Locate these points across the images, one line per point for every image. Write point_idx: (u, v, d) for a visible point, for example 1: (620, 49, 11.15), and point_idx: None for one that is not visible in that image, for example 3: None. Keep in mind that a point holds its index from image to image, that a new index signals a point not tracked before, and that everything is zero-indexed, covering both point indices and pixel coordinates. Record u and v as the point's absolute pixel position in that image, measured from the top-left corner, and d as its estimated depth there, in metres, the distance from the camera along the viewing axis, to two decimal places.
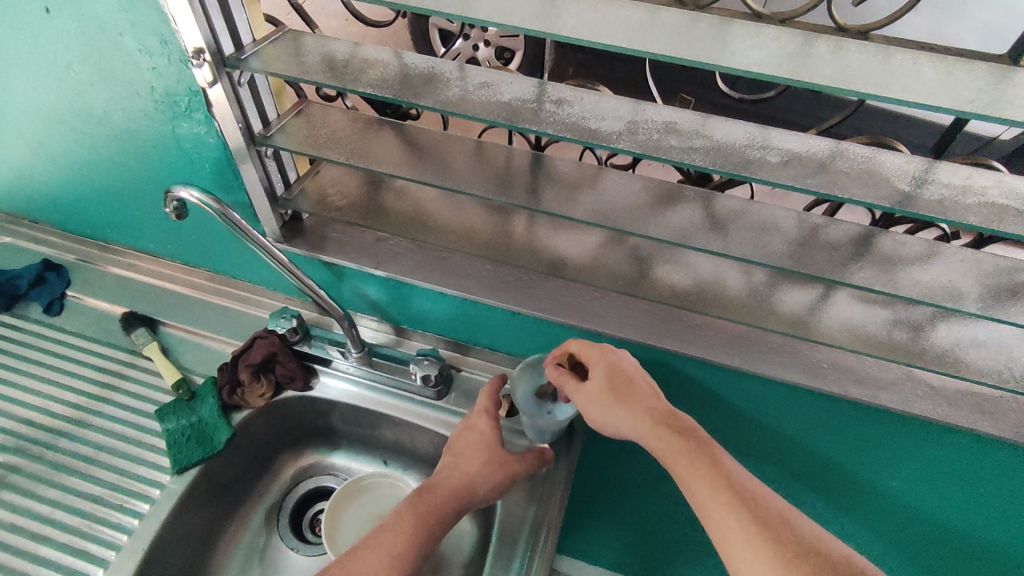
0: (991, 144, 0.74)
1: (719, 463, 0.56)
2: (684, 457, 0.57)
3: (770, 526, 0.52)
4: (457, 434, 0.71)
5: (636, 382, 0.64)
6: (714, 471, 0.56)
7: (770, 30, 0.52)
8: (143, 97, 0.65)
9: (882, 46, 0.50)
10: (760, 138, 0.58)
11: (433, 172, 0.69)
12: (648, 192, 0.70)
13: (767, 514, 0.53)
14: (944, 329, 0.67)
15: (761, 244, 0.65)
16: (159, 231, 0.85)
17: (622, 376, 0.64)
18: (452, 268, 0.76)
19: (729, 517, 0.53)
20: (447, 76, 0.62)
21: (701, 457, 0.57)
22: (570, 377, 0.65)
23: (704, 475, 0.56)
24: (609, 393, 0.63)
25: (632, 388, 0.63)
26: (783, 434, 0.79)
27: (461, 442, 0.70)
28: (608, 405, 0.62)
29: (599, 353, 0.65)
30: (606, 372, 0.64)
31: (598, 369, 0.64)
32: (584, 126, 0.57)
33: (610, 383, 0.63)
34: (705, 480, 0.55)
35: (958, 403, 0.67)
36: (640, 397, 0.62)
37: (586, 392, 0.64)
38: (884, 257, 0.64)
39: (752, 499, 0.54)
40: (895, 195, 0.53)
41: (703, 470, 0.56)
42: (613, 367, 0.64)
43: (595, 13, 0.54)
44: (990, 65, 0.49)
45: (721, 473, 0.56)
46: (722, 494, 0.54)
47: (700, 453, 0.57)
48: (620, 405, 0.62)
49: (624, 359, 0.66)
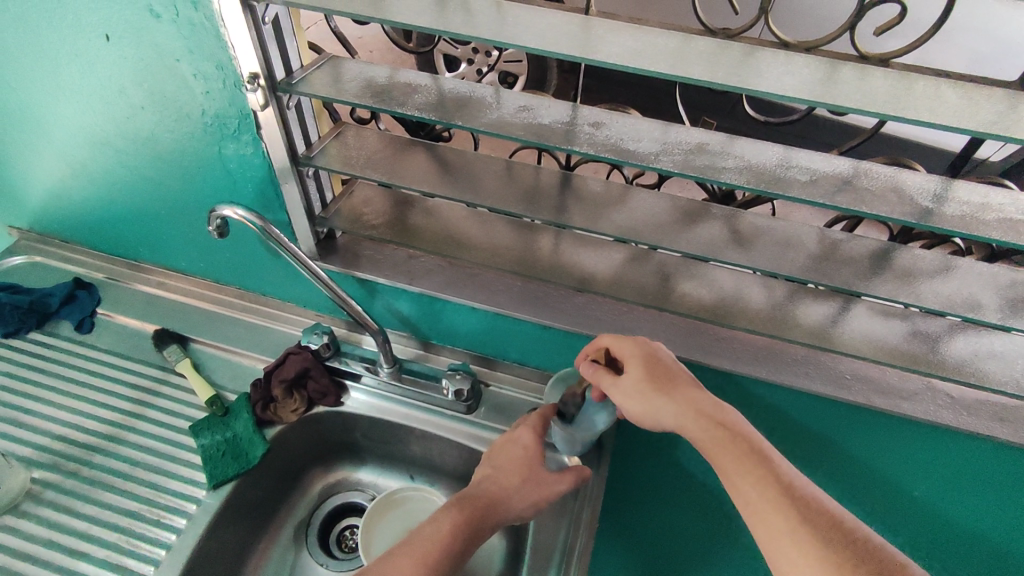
0: (983, 164, 0.79)
1: (767, 461, 0.58)
2: (730, 454, 0.59)
3: (819, 525, 0.53)
4: (501, 447, 0.73)
5: (673, 373, 0.66)
6: (761, 468, 0.57)
7: (799, 58, 0.55)
8: (193, 119, 0.69)
9: (903, 73, 0.53)
10: (786, 159, 0.61)
11: (468, 191, 0.71)
12: (674, 210, 0.73)
13: (813, 514, 0.54)
14: (963, 340, 0.70)
15: (785, 259, 0.68)
16: (193, 248, 0.88)
17: (659, 372, 0.66)
18: (483, 284, 0.79)
19: (775, 516, 0.54)
20: (485, 100, 0.65)
21: (747, 455, 0.58)
22: (606, 373, 0.68)
23: (749, 472, 0.57)
24: (647, 383, 0.65)
25: (669, 378, 0.65)
26: (807, 445, 0.81)
27: (505, 456, 0.71)
28: (646, 393, 0.64)
29: (633, 347, 0.68)
30: (644, 363, 0.66)
31: (636, 362, 0.67)
32: (621, 147, 0.60)
33: (647, 374, 0.66)
34: (751, 477, 0.57)
35: (977, 411, 0.70)
36: (679, 388, 0.64)
37: (621, 386, 0.66)
38: (904, 271, 0.66)
39: (800, 500, 0.55)
40: (918, 211, 0.56)
41: (749, 466, 0.57)
42: (649, 359, 0.67)
43: (634, 41, 0.56)
44: (1006, 90, 0.52)
45: (767, 470, 0.57)
46: (767, 492, 0.55)
47: (746, 450, 0.59)
48: (660, 394, 0.64)
49: (660, 352, 0.68)
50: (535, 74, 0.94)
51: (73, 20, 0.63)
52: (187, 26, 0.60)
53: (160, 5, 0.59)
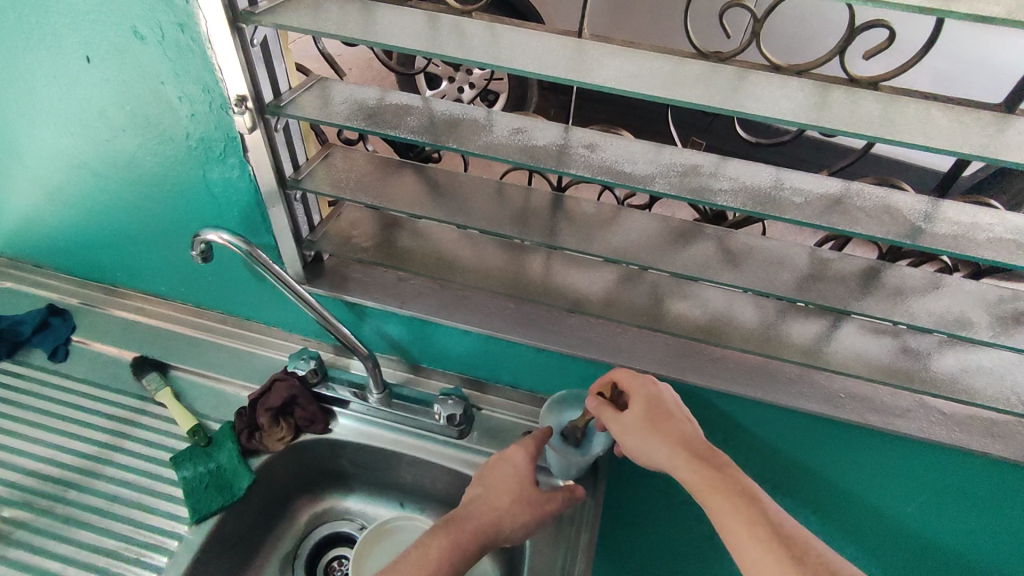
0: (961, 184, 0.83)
1: (755, 500, 0.57)
2: (720, 495, 0.58)
3: (808, 566, 0.52)
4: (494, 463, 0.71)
5: (674, 416, 0.65)
6: (751, 508, 0.56)
7: (791, 82, 0.55)
8: (177, 142, 0.68)
9: (891, 96, 0.54)
10: (780, 179, 0.61)
11: (459, 213, 0.71)
12: (666, 230, 0.73)
13: (802, 556, 0.53)
14: (952, 356, 0.71)
15: (776, 277, 0.68)
16: (173, 273, 0.86)
17: (658, 411, 0.65)
18: (474, 307, 0.77)
19: (765, 556, 0.53)
20: (478, 122, 0.64)
21: (736, 493, 0.57)
22: (607, 407, 0.67)
23: (739, 511, 0.56)
24: (646, 424, 0.64)
25: (669, 420, 0.65)
26: (801, 468, 0.82)
27: (495, 475, 0.69)
28: (643, 433, 0.64)
29: (640, 384, 0.67)
30: (646, 402, 0.66)
31: (638, 400, 0.66)
32: (619, 169, 0.60)
33: (648, 414, 0.65)
34: (740, 516, 0.56)
35: (969, 427, 0.71)
36: (677, 431, 0.64)
37: (622, 421, 0.66)
38: (894, 290, 0.67)
39: (793, 542, 0.54)
40: (909, 230, 0.57)
41: (738, 506, 0.57)
42: (652, 399, 0.66)
43: (628, 64, 0.56)
44: (994, 114, 0.53)
45: (756, 509, 0.56)
46: (759, 532, 0.55)
47: (736, 491, 0.58)
48: (655, 436, 0.63)
49: (666, 393, 0.67)
50: (516, 92, 0.96)
51: (53, 42, 0.62)
52: (173, 49, 0.59)
53: (146, 27, 0.58)
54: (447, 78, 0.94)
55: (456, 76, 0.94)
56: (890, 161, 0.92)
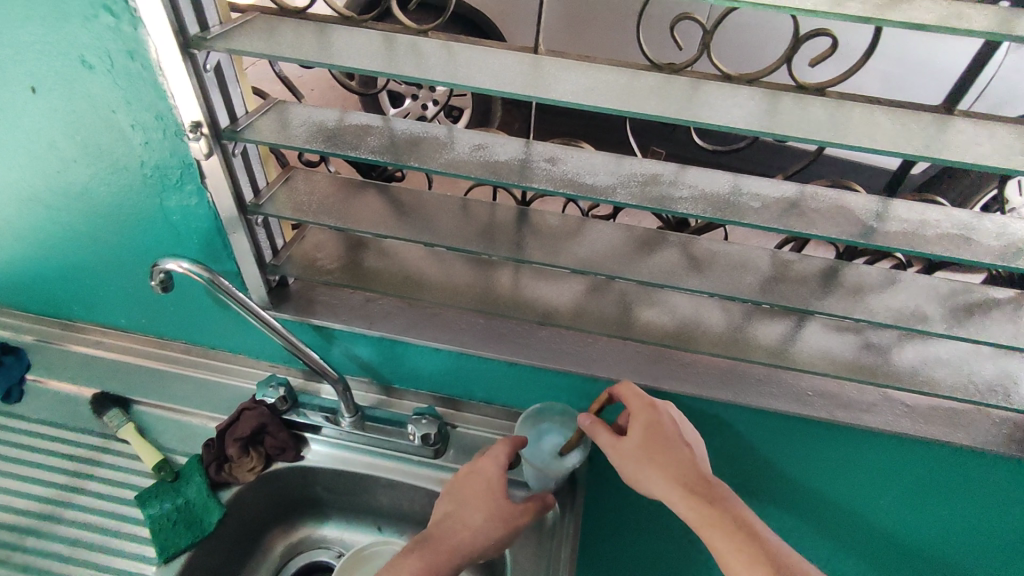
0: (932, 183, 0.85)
1: (756, 536, 0.59)
2: (722, 531, 0.60)
3: None
4: (464, 476, 0.70)
5: (674, 442, 0.66)
6: (752, 545, 0.58)
7: (742, 91, 0.57)
8: (132, 171, 0.67)
9: (837, 101, 0.56)
10: (738, 185, 0.62)
11: (425, 231, 0.70)
12: (631, 239, 0.74)
13: None
14: (912, 349, 0.73)
15: (740, 281, 0.70)
16: (132, 304, 0.83)
17: (657, 441, 0.66)
18: (444, 324, 0.77)
19: None
20: (439, 139, 0.64)
21: (736, 529, 0.60)
22: (602, 429, 0.67)
23: (741, 549, 0.58)
24: (644, 452, 0.65)
25: (668, 447, 0.65)
26: (773, 469, 0.83)
27: (465, 490, 0.68)
28: (642, 461, 0.65)
29: (641, 406, 0.67)
30: (645, 426, 0.66)
31: (638, 424, 0.67)
32: (580, 182, 0.60)
33: (647, 441, 0.66)
34: (742, 552, 0.58)
35: (932, 418, 0.73)
36: (676, 460, 0.64)
37: (620, 445, 0.67)
38: (853, 288, 0.69)
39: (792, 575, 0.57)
40: (864, 230, 0.58)
41: (739, 543, 0.59)
42: (652, 423, 0.66)
43: (584, 78, 0.57)
44: (935, 115, 0.55)
45: (758, 543, 0.59)
46: (760, 567, 0.57)
47: (736, 527, 0.60)
48: (654, 465, 0.64)
49: (666, 416, 0.67)
50: (479, 108, 0.96)
51: None
52: (123, 76, 0.58)
53: (94, 56, 0.57)
54: (411, 95, 0.95)
55: (419, 93, 0.94)
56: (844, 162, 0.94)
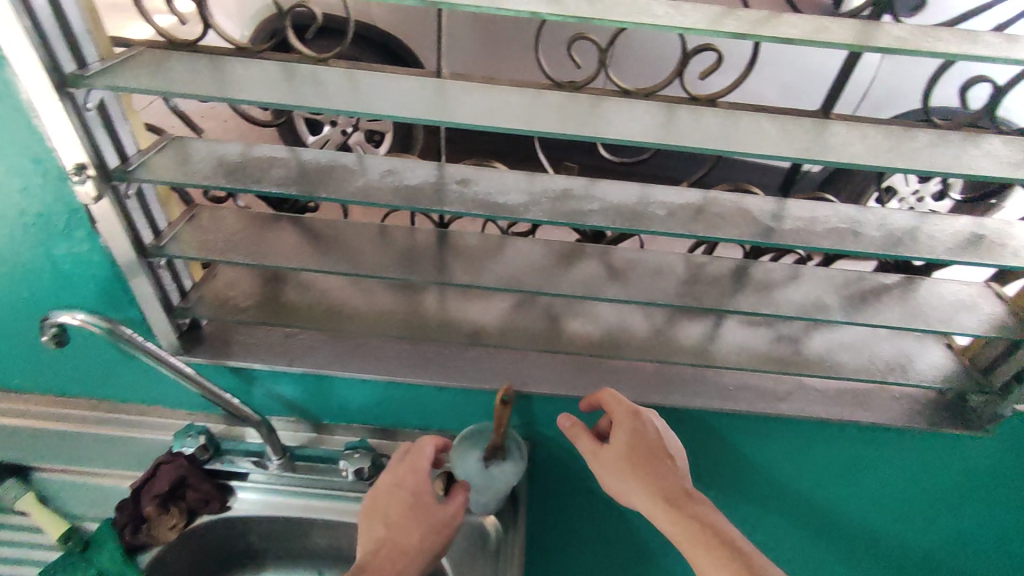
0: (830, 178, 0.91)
1: (735, 549, 0.60)
2: (704, 546, 0.61)
3: None
4: (375, 499, 0.68)
5: (657, 454, 0.66)
6: (732, 559, 0.59)
7: (640, 105, 0.59)
8: (11, 221, 0.62)
9: (727, 110, 0.59)
10: (646, 195, 0.64)
11: (342, 261, 0.69)
12: (550, 253, 0.75)
13: None
14: (819, 337, 0.78)
15: (656, 287, 0.72)
16: (24, 364, 0.77)
17: (639, 452, 0.66)
18: (371, 354, 0.75)
19: None
20: (348, 167, 0.63)
21: (716, 543, 0.60)
22: (585, 437, 0.69)
23: (721, 563, 0.59)
24: (626, 464, 0.66)
25: (651, 459, 0.66)
26: (706, 464, 0.86)
27: (388, 510, 0.67)
28: (624, 474, 0.66)
29: (624, 416, 0.68)
30: (628, 438, 0.66)
31: (621, 435, 0.67)
32: (493, 201, 0.61)
33: (629, 453, 0.66)
34: (719, 565, 0.59)
35: (842, 400, 0.78)
36: (659, 472, 0.65)
37: (602, 456, 0.68)
38: (760, 284, 0.73)
39: None
40: (762, 230, 0.62)
41: (719, 557, 0.60)
42: (635, 435, 0.67)
43: (488, 100, 0.57)
44: (814, 120, 0.59)
45: (735, 557, 0.60)
46: None
47: (716, 540, 0.61)
48: (636, 479, 0.65)
49: (650, 425, 0.68)
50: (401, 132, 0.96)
51: None
52: None
53: None
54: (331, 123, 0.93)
55: (338, 120, 0.93)
56: (748, 166, 1.00)
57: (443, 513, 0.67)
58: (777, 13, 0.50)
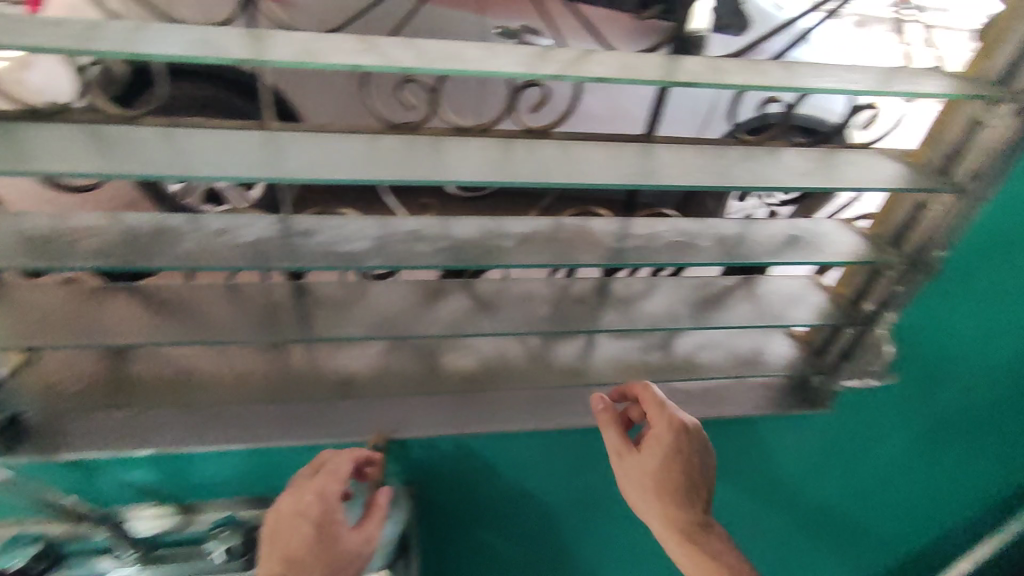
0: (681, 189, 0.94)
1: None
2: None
3: None
4: (276, 526, 0.62)
5: (689, 475, 0.69)
6: None
7: (476, 142, 0.60)
8: None
9: (561, 142, 0.62)
10: (496, 228, 0.66)
11: (185, 329, 0.64)
12: (414, 294, 0.74)
13: None
14: (679, 343, 0.83)
15: (521, 315, 0.73)
16: None
17: (669, 476, 0.68)
18: (232, 422, 0.70)
19: None
20: (178, 229, 0.59)
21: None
22: (619, 440, 0.69)
23: None
24: (653, 483, 0.68)
25: (678, 480, 0.69)
26: (595, 481, 0.87)
27: (289, 543, 0.60)
28: (648, 492, 0.69)
29: (665, 432, 0.68)
30: (666, 457, 0.68)
31: (660, 450, 0.68)
32: (337, 251, 0.60)
33: (659, 474, 0.68)
34: None
35: (707, 399, 0.83)
36: (683, 497, 0.68)
37: (633, 462, 0.69)
38: (618, 301, 0.77)
39: None
40: (608, 253, 0.65)
41: None
42: (672, 452, 0.68)
43: (321, 150, 0.56)
44: (639, 145, 0.63)
45: None
46: None
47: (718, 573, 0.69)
48: (658, 499, 0.68)
49: (694, 442, 0.69)
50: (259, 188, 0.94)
51: None
52: None
53: None
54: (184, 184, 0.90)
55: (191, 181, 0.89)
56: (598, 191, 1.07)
57: (350, 543, 0.63)
58: (587, 53, 0.53)
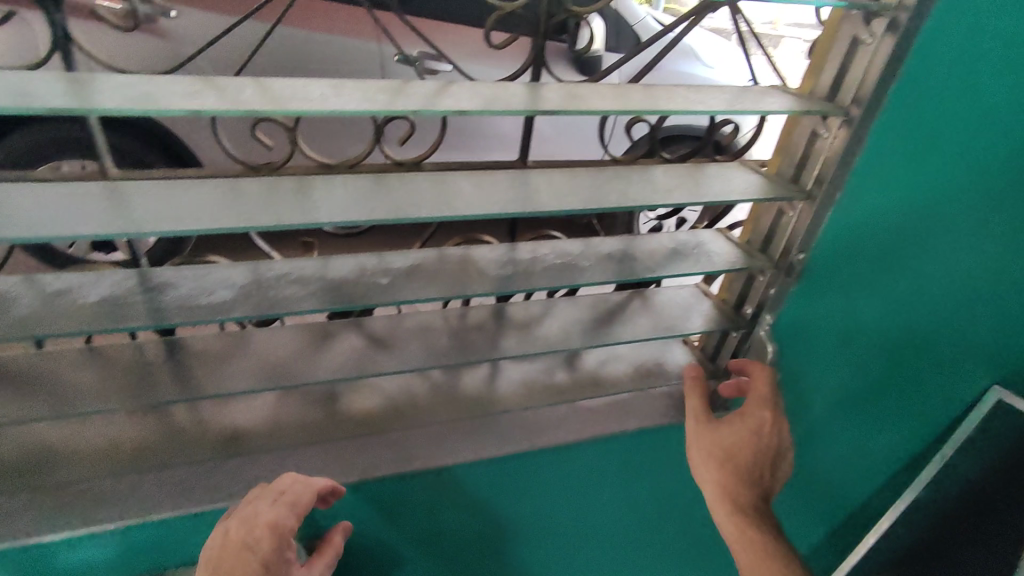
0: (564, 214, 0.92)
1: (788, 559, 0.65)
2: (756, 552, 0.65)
3: None
4: (221, 554, 0.57)
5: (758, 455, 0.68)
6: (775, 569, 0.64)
7: (341, 179, 0.59)
8: None
9: (433, 173, 0.61)
10: (375, 264, 0.64)
11: (29, 405, 0.58)
12: (299, 338, 0.70)
13: None
14: (578, 361, 0.83)
15: (413, 351, 0.71)
16: None
17: (739, 452, 0.68)
18: (96, 499, 0.64)
19: None
20: (11, 296, 0.54)
21: (764, 556, 0.65)
22: None
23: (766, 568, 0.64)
24: (721, 454, 0.69)
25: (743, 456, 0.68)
26: (511, 516, 0.84)
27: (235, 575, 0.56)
28: (711, 463, 0.69)
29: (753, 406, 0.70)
30: (737, 430, 0.69)
31: (736, 423, 0.70)
32: (195, 304, 0.56)
33: (727, 446, 0.69)
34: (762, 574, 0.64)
35: (611, 414, 0.84)
36: (748, 472, 0.68)
37: (708, 432, 0.71)
38: (512, 326, 0.76)
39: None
40: (491, 282, 0.64)
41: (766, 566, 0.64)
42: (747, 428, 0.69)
43: (173, 200, 0.52)
44: (511, 172, 0.63)
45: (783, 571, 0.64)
46: None
47: (764, 553, 0.65)
48: (720, 470, 0.68)
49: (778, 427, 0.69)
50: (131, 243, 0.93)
51: None
52: None
53: None
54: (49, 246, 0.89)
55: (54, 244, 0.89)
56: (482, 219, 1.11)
57: None
58: (445, 85, 0.53)
